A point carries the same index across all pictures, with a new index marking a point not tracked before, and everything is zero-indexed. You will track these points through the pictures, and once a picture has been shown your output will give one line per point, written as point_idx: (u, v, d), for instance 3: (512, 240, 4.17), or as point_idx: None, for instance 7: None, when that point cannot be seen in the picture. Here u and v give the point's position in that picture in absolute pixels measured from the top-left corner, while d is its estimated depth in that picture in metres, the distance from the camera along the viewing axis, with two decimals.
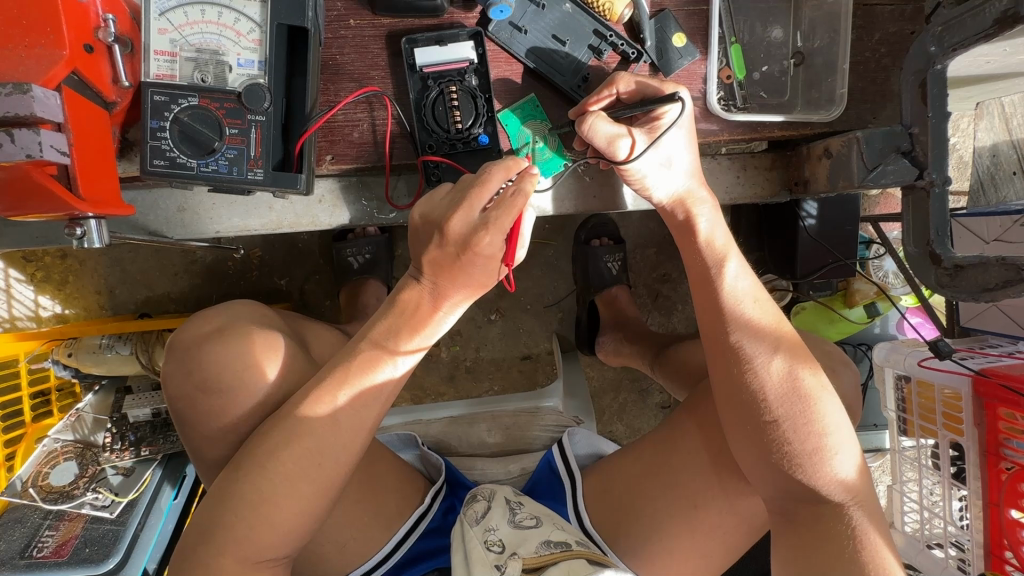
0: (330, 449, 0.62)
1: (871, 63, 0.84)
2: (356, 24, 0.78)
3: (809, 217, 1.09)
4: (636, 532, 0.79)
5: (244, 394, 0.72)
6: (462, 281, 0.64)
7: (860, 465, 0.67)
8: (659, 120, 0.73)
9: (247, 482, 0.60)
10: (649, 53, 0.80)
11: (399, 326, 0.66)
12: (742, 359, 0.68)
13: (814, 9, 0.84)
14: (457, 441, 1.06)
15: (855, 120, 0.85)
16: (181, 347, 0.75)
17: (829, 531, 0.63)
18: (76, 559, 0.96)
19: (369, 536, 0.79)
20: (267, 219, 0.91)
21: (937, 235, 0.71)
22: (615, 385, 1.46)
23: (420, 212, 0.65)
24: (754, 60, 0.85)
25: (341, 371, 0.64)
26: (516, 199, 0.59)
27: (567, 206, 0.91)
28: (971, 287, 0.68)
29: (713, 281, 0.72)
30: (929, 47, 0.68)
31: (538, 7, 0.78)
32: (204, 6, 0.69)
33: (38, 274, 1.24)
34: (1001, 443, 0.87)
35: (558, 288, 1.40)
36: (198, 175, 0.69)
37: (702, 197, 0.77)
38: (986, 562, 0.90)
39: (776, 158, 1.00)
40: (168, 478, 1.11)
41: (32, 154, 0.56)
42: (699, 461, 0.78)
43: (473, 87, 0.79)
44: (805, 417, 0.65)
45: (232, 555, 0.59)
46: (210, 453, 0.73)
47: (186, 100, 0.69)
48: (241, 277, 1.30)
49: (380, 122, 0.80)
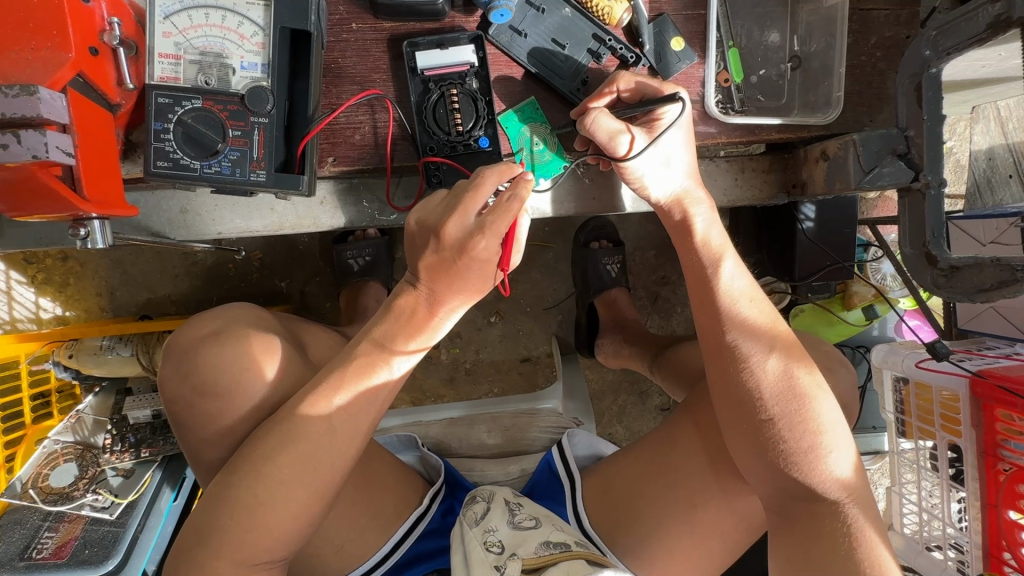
0: (328, 452, 0.62)
1: (867, 67, 0.84)
2: (357, 28, 0.79)
3: (807, 220, 1.10)
4: (633, 533, 0.79)
5: (243, 396, 0.72)
6: (459, 286, 0.65)
7: (856, 464, 0.67)
8: (658, 120, 0.75)
9: (242, 486, 0.60)
10: (648, 57, 0.81)
11: (395, 330, 0.66)
12: (738, 358, 0.68)
13: (811, 13, 0.85)
14: (457, 443, 1.04)
15: (852, 123, 0.85)
16: (178, 350, 0.76)
17: (827, 529, 0.64)
18: (76, 561, 0.95)
19: (367, 537, 0.79)
20: (269, 220, 0.91)
21: (932, 236, 0.72)
22: (615, 387, 1.46)
23: (416, 218, 0.66)
24: (752, 64, 0.86)
25: (337, 375, 0.64)
26: (512, 204, 0.60)
27: (567, 207, 0.92)
28: (967, 287, 0.69)
29: (709, 280, 0.73)
30: (924, 51, 0.69)
31: (538, 12, 0.79)
32: (208, 10, 0.70)
33: (38, 276, 1.25)
34: (999, 444, 0.87)
35: (557, 290, 1.41)
36: (201, 177, 0.70)
37: (698, 197, 0.77)
38: (985, 563, 0.90)
39: (773, 160, 1.00)
40: (168, 479, 1.11)
41: (38, 155, 0.57)
42: (696, 463, 0.79)
43: (474, 90, 0.80)
44: (800, 415, 0.66)
45: (226, 558, 0.59)
46: (209, 456, 0.74)
47: (190, 102, 0.69)
48: (241, 280, 1.30)
49: (381, 124, 0.81)
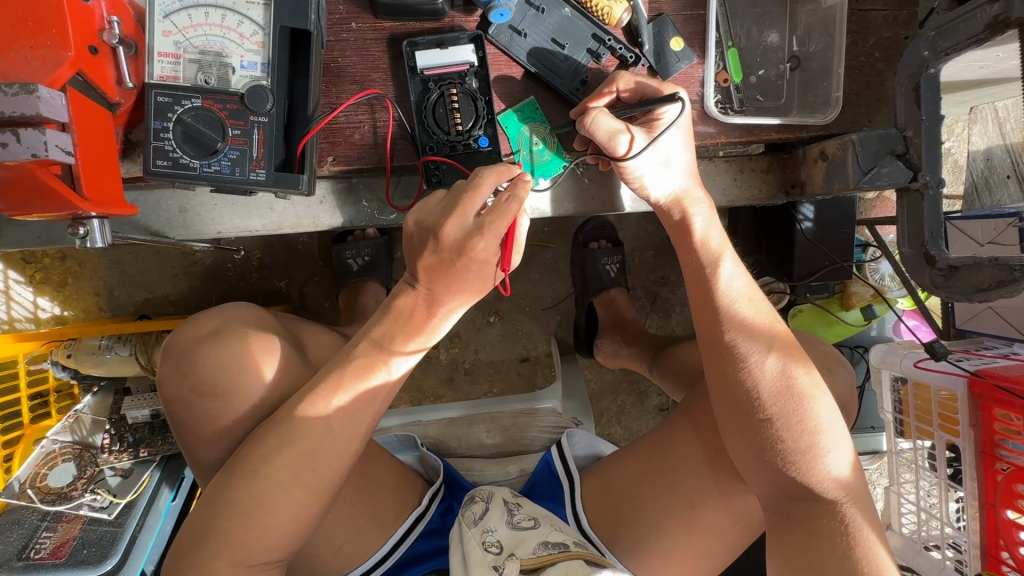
0: (327, 452, 0.62)
1: (866, 67, 0.85)
2: (357, 27, 0.79)
3: (806, 220, 1.10)
4: (632, 533, 0.79)
5: (242, 396, 0.72)
6: (458, 286, 0.65)
7: (855, 464, 0.67)
8: (658, 120, 0.75)
9: (240, 487, 0.60)
10: (647, 57, 0.81)
11: (394, 330, 0.66)
12: (736, 358, 0.69)
13: (810, 14, 0.85)
14: (456, 443, 1.04)
15: (851, 123, 0.86)
16: (177, 349, 0.76)
17: (825, 529, 0.64)
18: (74, 561, 0.95)
19: (366, 537, 0.79)
20: (268, 220, 0.91)
21: (931, 236, 0.72)
22: (614, 387, 1.46)
23: (415, 219, 0.66)
24: (751, 64, 0.87)
25: (335, 376, 0.64)
26: (511, 204, 0.60)
27: (567, 207, 0.92)
28: (966, 287, 0.69)
29: (708, 280, 0.73)
30: (923, 51, 0.69)
31: (538, 12, 0.79)
32: (208, 9, 0.70)
33: (37, 275, 1.25)
34: (996, 444, 0.87)
35: (557, 290, 1.41)
36: (201, 176, 0.70)
37: (698, 197, 0.77)
38: (983, 562, 0.91)
39: (772, 161, 1.01)
40: (167, 479, 1.11)
41: (37, 154, 0.56)
42: (695, 463, 0.79)
43: (474, 90, 0.80)
44: (799, 415, 0.66)
45: (225, 559, 0.59)
46: (207, 456, 0.74)
47: (190, 101, 0.69)
48: (241, 279, 1.30)
49: (381, 124, 0.81)
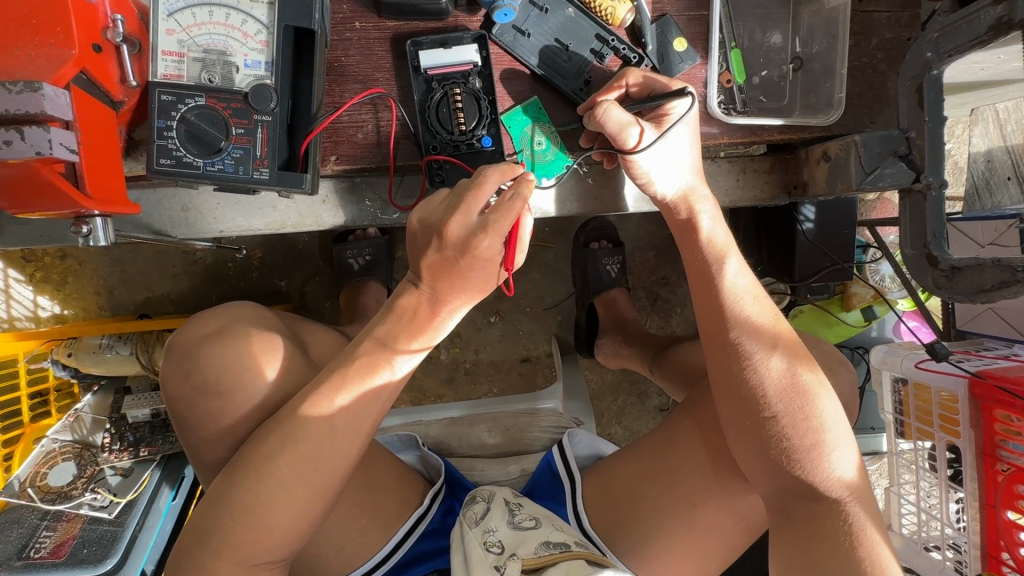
0: (330, 451, 0.62)
1: (869, 68, 0.85)
2: (361, 26, 0.79)
3: (807, 221, 1.10)
4: (634, 533, 0.79)
5: (244, 395, 0.72)
6: (461, 285, 0.65)
7: (858, 463, 0.67)
8: (666, 116, 0.75)
9: (243, 486, 0.60)
10: (650, 57, 0.81)
11: (397, 330, 0.66)
12: (742, 355, 0.69)
13: (812, 15, 0.86)
14: (457, 443, 1.04)
15: (853, 124, 0.86)
16: (179, 349, 0.76)
17: (828, 529, 0.64)
18: (74, 560, 0.95)
19: (368, 537, 0.79)
20: (270, 219, 0.91)
21: (933, 237, 0.72)
22: (615, 387, 1.46)
23: (418, 217, 0.66)
24: (754, 64, 0.87)
25: (339, 375, 0.64)
26: (514, 203, 0.61)
27: (569, 207, 0.92)
28: (968, 288, 0.69)
29: (714, 278, 0.73)
30: (926, 53, 0.69)
31: (541, 12, 0.79)
32: (212, 8, 0.70)
33: (37, 274, 1.24)
34: (997, 444, 0.87)
35: (557, 290, 1.41)
36: (204, 175, 0.70)
37: (703, 195, 0.77)
38: (983, 563, 0.91)
39: (774, 161, 1.01)
40: (167, 478, 1.11)
41: (41, 151, 0.56)
42: (697, 463, 0.79)
43: (477, 90, 0.80)
44: (804, 412, 0.66)
45: (228, 558, 0.59)
46: (210, 455, 0.74)
47: (193, 100, 0.69)
48: (241, 278, 1.30)
49: (384, 123, 0.81)
